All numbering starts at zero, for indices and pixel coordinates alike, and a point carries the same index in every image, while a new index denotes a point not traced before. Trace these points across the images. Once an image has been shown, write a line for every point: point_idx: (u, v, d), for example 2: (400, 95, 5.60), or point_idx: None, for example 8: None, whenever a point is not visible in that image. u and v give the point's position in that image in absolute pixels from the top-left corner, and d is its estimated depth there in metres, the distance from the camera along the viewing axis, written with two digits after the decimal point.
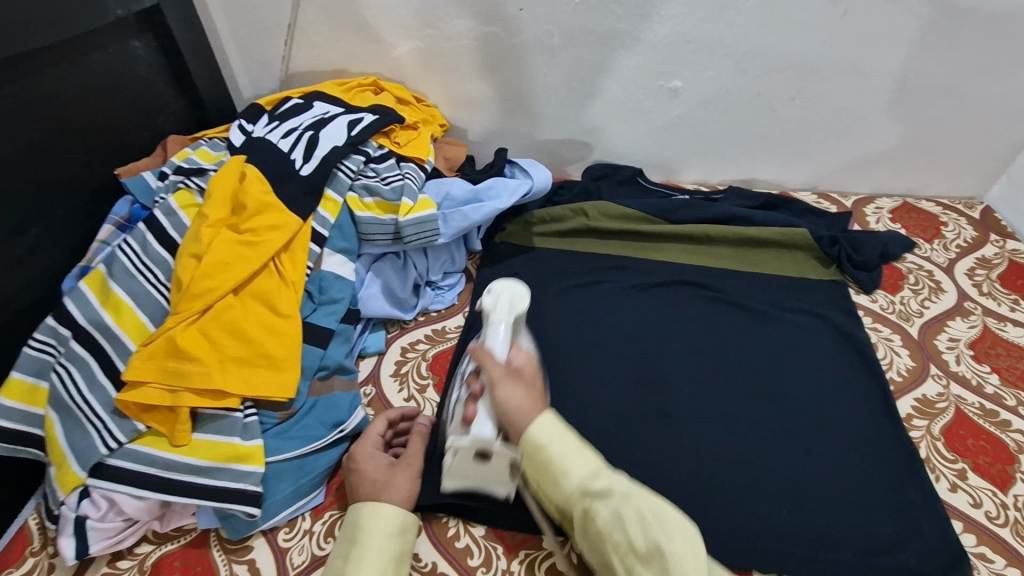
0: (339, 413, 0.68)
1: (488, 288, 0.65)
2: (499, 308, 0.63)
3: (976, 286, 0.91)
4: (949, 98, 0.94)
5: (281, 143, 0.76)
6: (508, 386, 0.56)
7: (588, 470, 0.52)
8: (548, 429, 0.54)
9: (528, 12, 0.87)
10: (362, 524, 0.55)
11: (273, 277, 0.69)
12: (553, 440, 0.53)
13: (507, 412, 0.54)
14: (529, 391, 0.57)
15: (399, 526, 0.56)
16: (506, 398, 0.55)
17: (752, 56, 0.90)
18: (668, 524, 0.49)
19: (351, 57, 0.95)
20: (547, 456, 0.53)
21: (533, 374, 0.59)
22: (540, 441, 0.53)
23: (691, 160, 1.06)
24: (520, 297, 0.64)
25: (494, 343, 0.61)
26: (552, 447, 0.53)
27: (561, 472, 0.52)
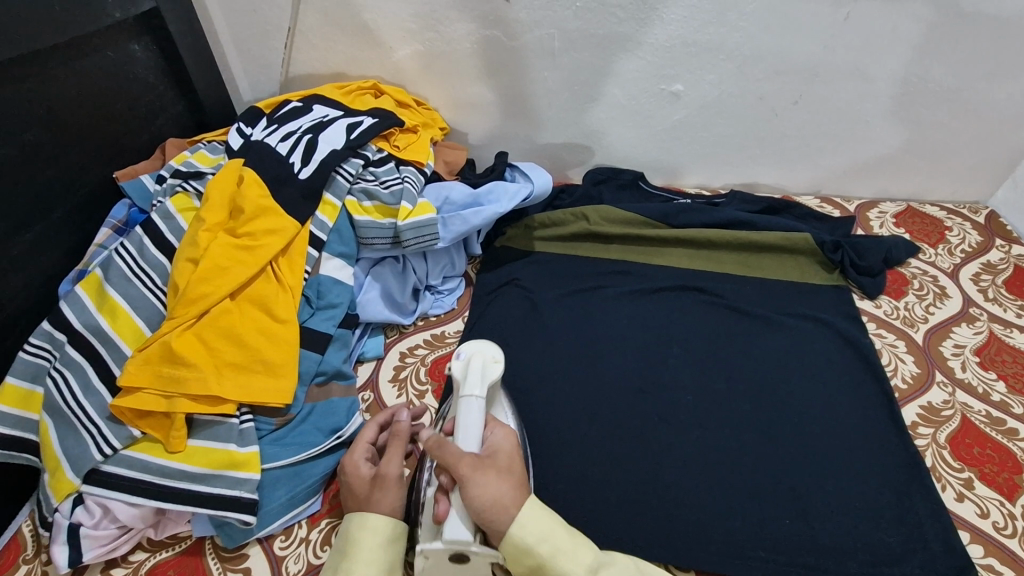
0: (337, 419, 0.68)
1: (457, 352, 0.61)
2: (470, 376, 0.58)
3: (982, 292, 0.90)
4: (953, 102, 0.93)
5: (280, 147, 0.75)
6: (484, 477, 0.50)
7: (586, 564, 0.50)
8: (536, 523, 0.50)
9: (529, 15, 0.86)
10: (351, 536, 0.53)
11: (271, 282, 0.68)
12: (546, 539, 0.50)
13: (484, 508, 0.49)
14: (504, 479, 0.51)
15: (389, 535, 0.54)
16: (483, 492, 0.49)
17: (754, 60, 0.89)
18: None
19: (351, 61, 0.95)
20: (542, 559, 0.49)
21: (511, 458, 0.54)
22: (531, 541, 0.49)
23: (692, 164, 1.05)
24: (493, 361, 0.60)
25: (465, 420, 0.55)
26: (546, 550, 0.50)
27: (561, 574, 0.49)
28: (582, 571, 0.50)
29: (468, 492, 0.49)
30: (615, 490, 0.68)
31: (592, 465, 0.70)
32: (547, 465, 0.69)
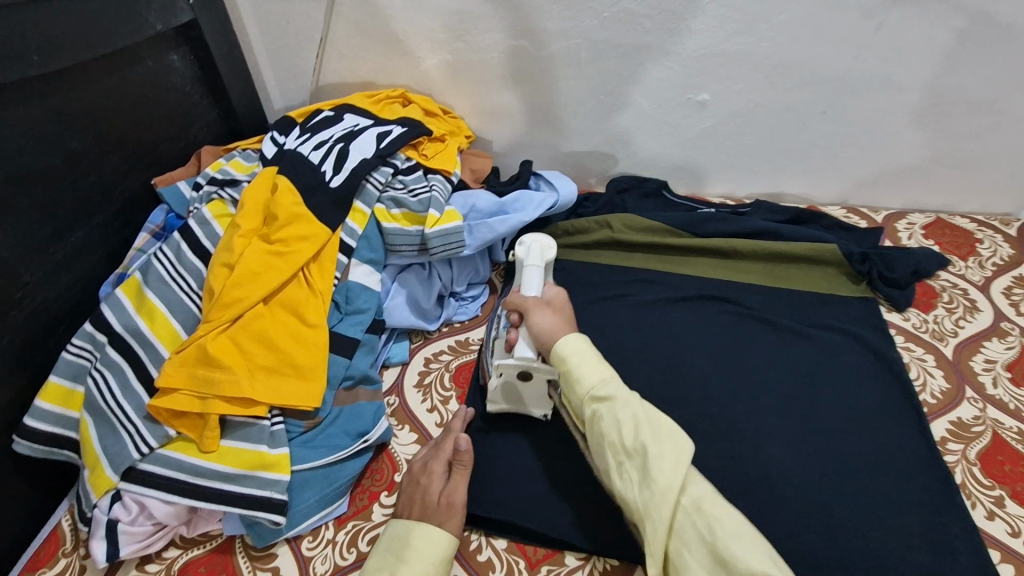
0: (364, 423, 0.69)
1: (520, 241, 0.76)
2: (529, 252, 0.75)
3: (1014, 306, 0.88)
4: (987, 113, 0.91)
5: (312, 155, 0.77)
6: (543, 311, 0.68)
7: (600, 379, 0.62)
8: (578, 344, 0.64)
9: (557, 25, 0.87)
10: (412, 543, 0.56)
11: (302, 287, 0.70)
12: (575, 353, 0.63)
13: (544, 330, 0.66)
14: (560, 318, 0.68)
15: (446, 554, 0.57)
16: (544, 318, 0.67)
17: (782, 70, 0.89)
18: (660, 432, 0.57)
19: (380, 70, 0.96)
20: (568, 365, 0.63)
21: (563, 304, 0.71)
22: (566, 353, 0.63)
23: (717, 173, 1.05)
24: (548, 247, 0.75)
25: (527, 281, 0.73)
26: (571, 358, 0.63)
27: (577, 379, 0.62)
28: (595, 381, 0.61)
29: (533, 319, 0.67)
30: None
31: None
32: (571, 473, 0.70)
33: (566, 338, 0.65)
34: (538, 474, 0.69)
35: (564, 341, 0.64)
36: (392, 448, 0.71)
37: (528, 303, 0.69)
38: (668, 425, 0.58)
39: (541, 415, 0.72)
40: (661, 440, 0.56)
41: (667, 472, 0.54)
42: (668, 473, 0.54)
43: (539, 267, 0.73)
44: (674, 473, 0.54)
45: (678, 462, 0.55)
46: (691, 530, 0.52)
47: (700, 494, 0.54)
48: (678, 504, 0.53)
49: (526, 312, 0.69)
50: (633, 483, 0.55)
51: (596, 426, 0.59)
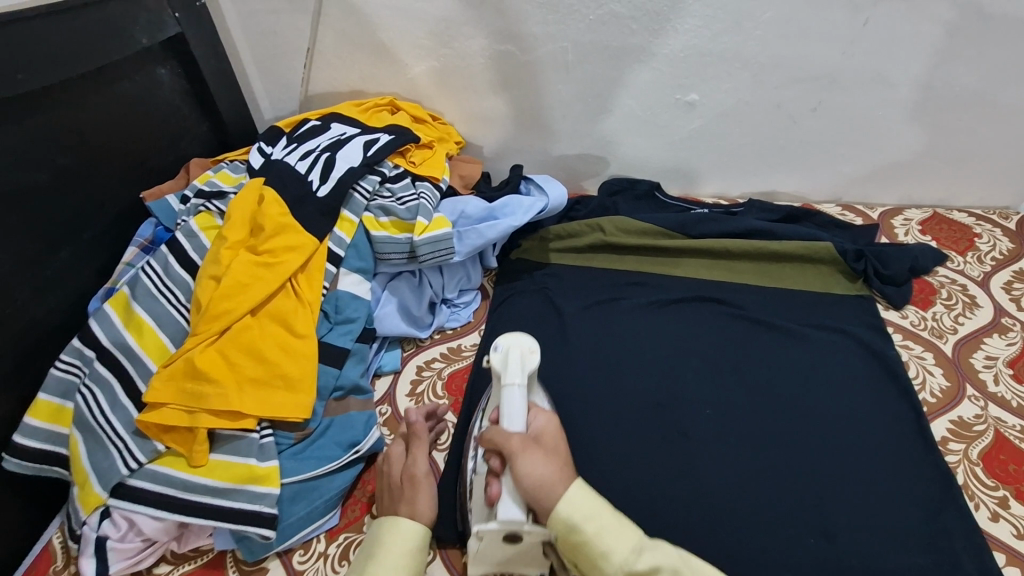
0: (354, 434, 0.68)
1: (494, 345, 0.63)
2: (510, 367, 0.60)
3: (1014, 301, 0.87)
4: (980, 106, 0.91)
5: (299, 165, 0.77)
6: (531, 455, 0.54)
7: (629, 546, 0.52)
8: (579, 504, 0.52)
9: (543, 29, 0.87)
10: (382, 540, 0.55)
11: (290, 298, 0.69)
12: (589, 517, 0.52)
13: (536, 486, 0.52)
14: (552, 460, 0.55)
15: (419, 545, 0.56)
16: (535, 468, 0.53)
17: (771, 68, 0.88)
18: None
19: (368, 78, 0.96)
20: (585, 536, 0.51)
21: (554, 438, 0.58)
22: (577, 515, 0.52)
23: (709, 173, 1.04)
24: (530, 351, 0.62)
25: (508, 407, 0.57)
26: (588, 527, 0.51)
27: (603, 553, 0.51)
28: (627, 552, 0.51)
29: (521, 471, 0.52)
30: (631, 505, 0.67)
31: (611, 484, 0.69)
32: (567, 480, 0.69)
33: (565, 497, 0.52)
34: None
35: (565, 502, 0.52)
36: None
37: (513, 447, 0.54)
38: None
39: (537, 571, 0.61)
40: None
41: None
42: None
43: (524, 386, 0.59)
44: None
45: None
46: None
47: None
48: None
49: (513, 462, 0.53)
50: None
51: None
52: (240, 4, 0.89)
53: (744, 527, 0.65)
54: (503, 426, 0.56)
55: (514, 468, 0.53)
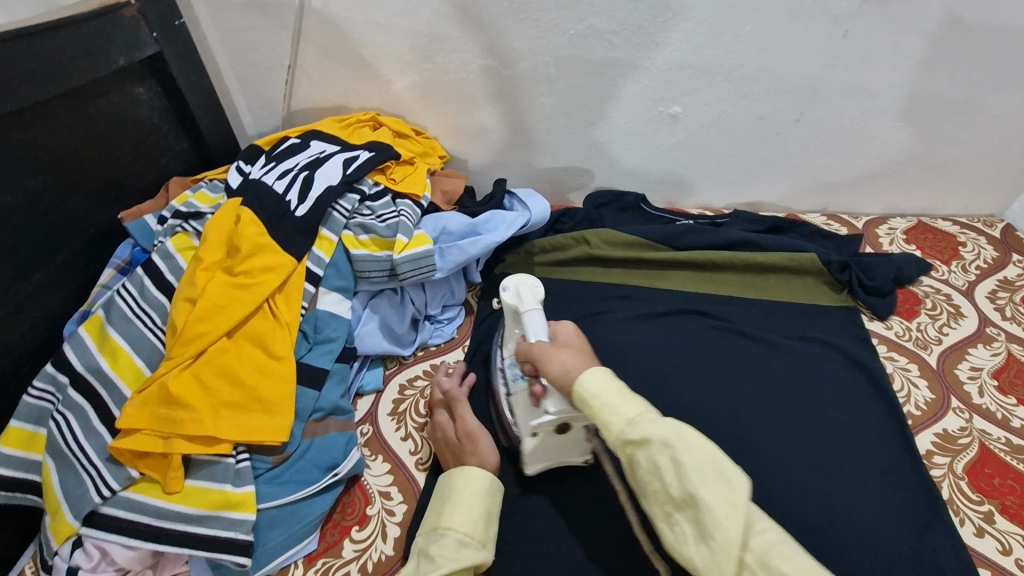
0: (334, 456, 0.67)
1: (505, 286, 0.70)
2: (524, 297, 0.68)
3: (999, 311, 0.86)
4: (961, 115, 0.91)
5: (276, 184, 0.76)
6: (556, 353, 0.60)
7: (628, 418, 0.52)
8: (595, 378, 0.55)
9: (524, 44, 0.87)
10: (454, 485, 0.61)
11: (268, 318, 0.68)
12: (600, 393, 0.54)
13: (561, 374, 0.58)
14: (575, 353, 0.60)
15: (489, 489, 0.61)
16: (560, 359, 0.59)
17: (752, 80, 0.88)
18: (708, 472, 0.48)
19: (351, 94, 0.96)
20: (593, 409, 0.54)
21: (574, 337, 0.65)
22: (592, 389, 0.54)
23: (694, 185, 1.04)
24: (535, 286, 0.70)
25: (531, 327, 0.66)
26: (593, 402, 0.54)
27: (604, 421, 0.53)
28: (623, 423, 0.52)
29: (547, 368, 0.59)
30: (614, 527, 0.67)
31: (593, 504, 0.69)
32: (549, 500, 0.69)
33: (587, 373, 0.55)
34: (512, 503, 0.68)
35: (585, 378, 0.55)
36: (364, 480, 0.70)
37: (538, 352, 0.62)
38: (720, 460, 0.49)
39: (581, 460, 0.68)
40: (713, 482, 0.47)
41: (725, 524, 0.46)
42: (727, 528, 0.46)
43: (538, 309, 0.67)
44: (732, 522, 0.46)
45: (734, 508, 0.46)
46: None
47: (763, 541, 0.46)
48: (743, 556, 0.46)
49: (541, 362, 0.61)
50: (688, 537, 0.48)
51: (638, 475, 0.51)
52: (221, 22, 0.89)
53: None
54: (529, 339, 0.65)
55: (543, 369, 0.60)
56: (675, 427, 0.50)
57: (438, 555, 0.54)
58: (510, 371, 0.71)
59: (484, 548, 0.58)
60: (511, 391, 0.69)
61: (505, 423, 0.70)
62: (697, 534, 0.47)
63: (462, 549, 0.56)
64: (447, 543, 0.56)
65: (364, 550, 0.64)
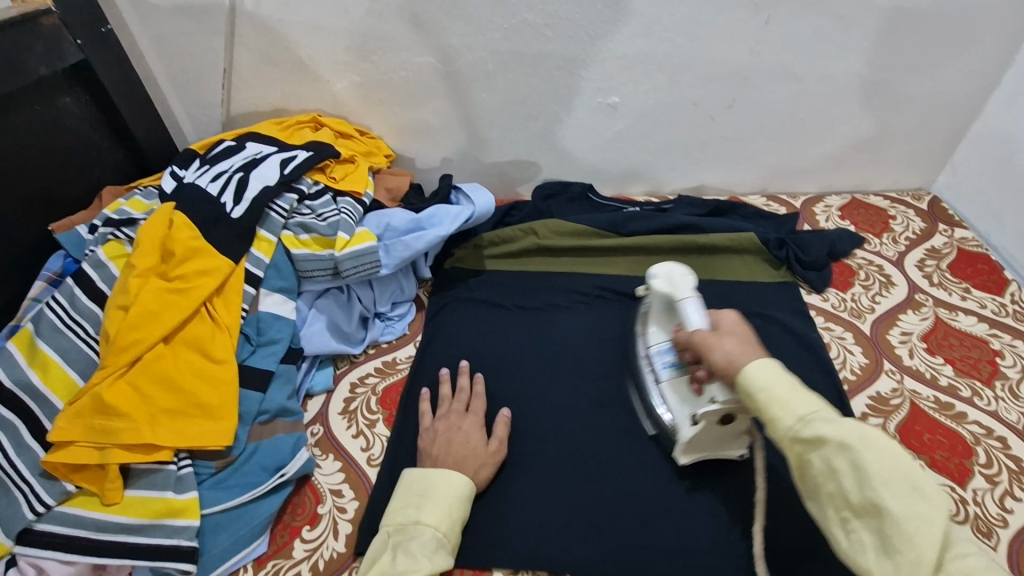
0: (281, 457, 0.66)
1: (651, 273, 0.74)
2: (679, 285, 0.70)
3: (927, 278, 0.90)
4: (883, 95, 0.95)
5: (211, 187, 0.75)
6: (720, 343, 0.60)
7: (800, 415, 0.51)
8: (766, 369, 0.54)
9: (461, 40, 0.88)
10: (436, 485, 0.62)
11: (206, 322, 0.68)
12: (772, 386, 0.53)
13: (725, 364, 0.58)
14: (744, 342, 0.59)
15: (466, 493, 0.63)
16: (727, 349, 0.58)
17: (684, 68, 0.91)
18: (899, 485, 0.46)
19: (291, 96, 0.95)
20: (759, 403, 0.53)
21: (738, 325, 0.62)
22: (762, 380, 0.53)
23: (638, 173, 1.06)
24: (683, 275, 0.72)
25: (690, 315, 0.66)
26: (761, 395, 0.53)
27: (776, 415, 0.52)
28: (796, 420, 0.51)
29: (711, 358, 0.60)
30: (567, 507, 0.68)
31: (545, 488, 0.69)
32: (502, 487, 0.69)
33: (752, 365, 0.55)
34: None
35: (750, 370, 0.54)
36: (314, 479, 0.69)
37: (700, 340, 0.62)
38: (912, 473, 0.47)
39: (738, 455, 0.69)
40: (902, 494, 0.46)
41: (917, 541, 0.44)
42: (918, 544, 0.44)
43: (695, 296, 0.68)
44: (925, 541, 0.44)
45: (927, 525, 0.44)
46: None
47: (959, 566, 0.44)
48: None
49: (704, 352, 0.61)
50: (866, 548, 0.46)
51: (807, 472, 0.50)
52: (151, 28, 0.87)
53: (670, 518, 0.67)
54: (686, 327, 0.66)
55: (707, 358, 0.60)
56: (860, 432, 0.48)
57: (419, 554, 0.57)
58: (658, 359, 0.74)
59: (451, 550, 0.60)
60: (660, 379, 0.72)
61: (653, 410, 0.73)
62: (880, 547, 0.45)
63: (436, 551, 0.58)
64: (427, 542, 0.58)
65: (314, 549, 0.63)
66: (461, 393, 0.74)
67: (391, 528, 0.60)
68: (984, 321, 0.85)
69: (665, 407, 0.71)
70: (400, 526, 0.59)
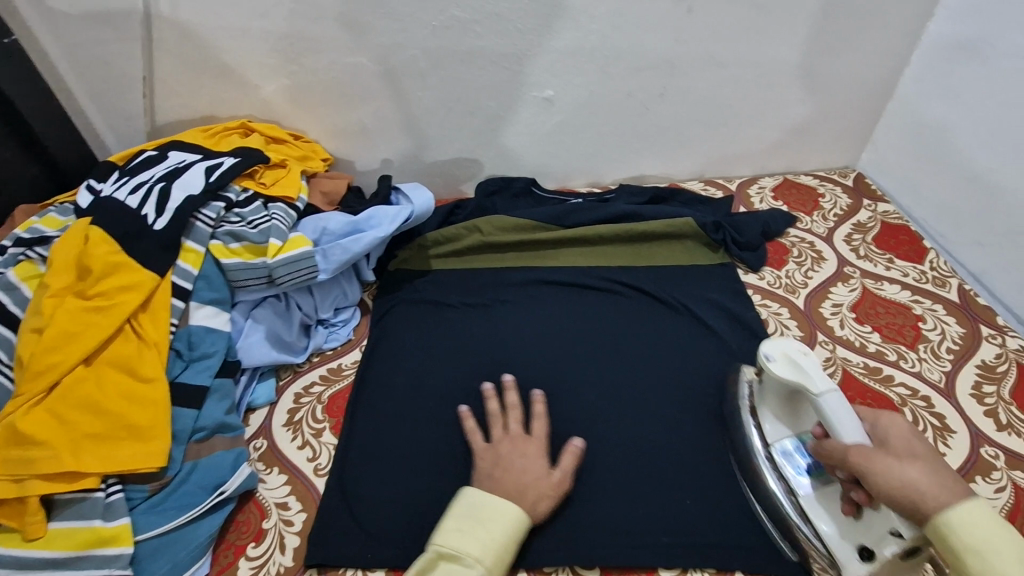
0: (221, 474, 0.64)
1: (767, 357, 0.65)
2: (810, 374, 0.61)
3: (854, 251, 0.95)
4: (805, 78, 0.99)
5: (130, 199, 0.71)
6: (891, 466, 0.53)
7: None
8: (977, 525, 0.48)
9: (390, 39, 0.87)
10: (494, 518, 0.58)
11: (131, 340, 0.65)
12: (990, 552, 0.47)
13: (904, 497, 0.51)
14: (929, 472, 0.52)
15: (520, 525, 0.59)
16: (906, 475, 0.51)
17: (613, 58, 0.92)
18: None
19: (218, 103, 0.92)
20: (966, 563, 0.48)
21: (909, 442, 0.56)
22: (982, 542, 0.47)
23: (578, 165, 1.07)
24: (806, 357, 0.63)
25: (837, 419, 0.58)
26: (973, 559, 0.47)
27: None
28: None
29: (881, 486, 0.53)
30: None
31: None
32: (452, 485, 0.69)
33: (953, 516, 0.49)
34: (416, 494, 0.68)
35: (955, 527, 0.48)
36: (259, 495, 0.67)
37: (860, 460, 0.54)
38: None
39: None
40: None
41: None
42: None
43: (834, 389, 0.60)
44: None
45: None
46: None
47: None
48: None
49: (862, 474, 0.54)
50: None
51: None
52: (60, 36, 0.83)
53: (622, 501, 0.68)
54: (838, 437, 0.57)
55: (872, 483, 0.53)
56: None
57: None
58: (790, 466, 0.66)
59: None
60: (798, 494, 0.65)
61: (796, 533, 0.64)
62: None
63: None
64: None
65: (261, 566, 0.62)
66: (512, 410, 0.71)
67: (443, 552, 0.56)
68: (907, 289, 0.89)
69: (812, 526, 0.63)
70: (453, 552, 0.55)
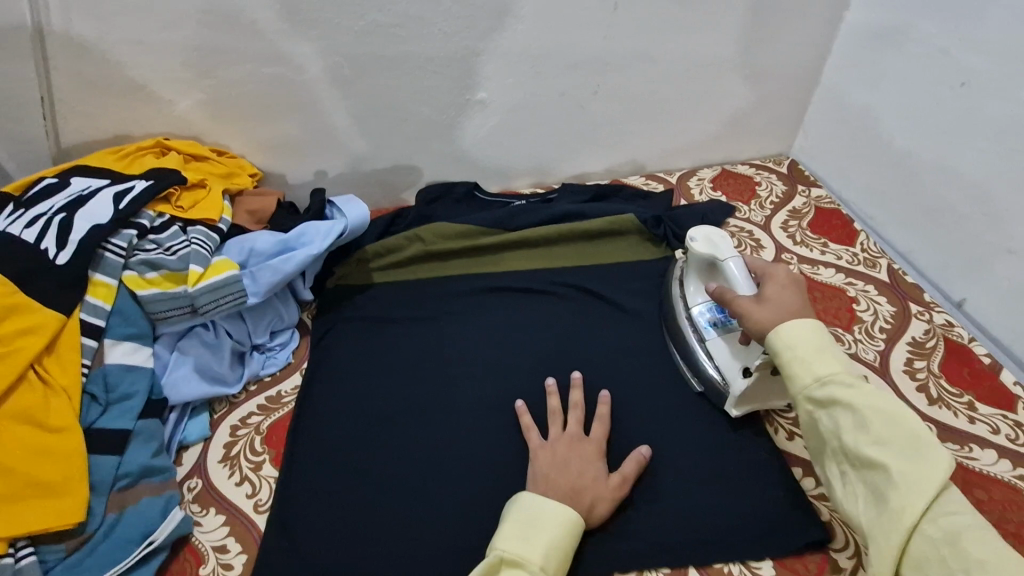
0: (149, 523, 0.60)
1: (691, 237, 0.76)
2: (720, 246, 0.74)
3: (790, 237, 0.97)
4: (735, 69, 1.00)
5: (26, 234, 0.65)
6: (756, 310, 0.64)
7: (829, 371, 0.56)
8: (798, 324, 0.59)
9: (310, 47, 0.83)
10: (553, 523, 0.59)
11: (35, 387, 0.60)
12: (803, 340, 0.58)
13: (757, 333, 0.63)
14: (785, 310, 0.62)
15: (570, 533, 0.60)
16: (760, 319, 0.63)
17: (544, 58, 0.91)
18: (902, 445, 0.51)
19: (130, 123, 0.86)
20: (790, 354, 0.58)
21: (780, 291, 0.65)
22: (793, 336, 0.58)
23: (519, 167, 1.06)
24: (722, 236, 0.75)
25: (735, 276, 0.71)
26: (795, 348, 0.58)
27: (794, 371, 0.57)
28: (825, 372, 0.56)
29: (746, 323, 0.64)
30: (472, 520, 0.66)
31: (447, 501, 0.67)
32: (401, 509, 0.67)
33: (787, 326, 0.59)
34: (363, 525, 0.65)
35: (785, 328, 0.59)
36: (194, 541, 0.63)
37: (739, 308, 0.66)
38: (917, 436, 0.51)
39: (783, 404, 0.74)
40: (906, 452, 0.51)
41: (905, 490, 0.49)
42: (905, 495, 0.49)
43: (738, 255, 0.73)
44: (917, 490, 0.49)
45: (923, 481, 0.49)
46: (941, 556, 0.48)
47: (948, 521, 0.48)
48: (915, 532, 0.49)
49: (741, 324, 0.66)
50: (863, 497, 0.52)
51: (824, 412, 0.55)
52: None
53: None
54: (734, 288, 0.70)
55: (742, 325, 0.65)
56: (875, 396, 0.53)
57: None
58: (702, 317, 0.77)
59: None
60: (703, 338, 0.76)
61: (698, 366, 0.76)
62: (871, 496, 0.52)
63: None
64: None
65: None
66: (575, 409, 0.72)
67: (508, 556, 0.56)
68: (841, 272, 0.92)
69: (708, 358, 0.75)
70: (516, 558, 0.56)
